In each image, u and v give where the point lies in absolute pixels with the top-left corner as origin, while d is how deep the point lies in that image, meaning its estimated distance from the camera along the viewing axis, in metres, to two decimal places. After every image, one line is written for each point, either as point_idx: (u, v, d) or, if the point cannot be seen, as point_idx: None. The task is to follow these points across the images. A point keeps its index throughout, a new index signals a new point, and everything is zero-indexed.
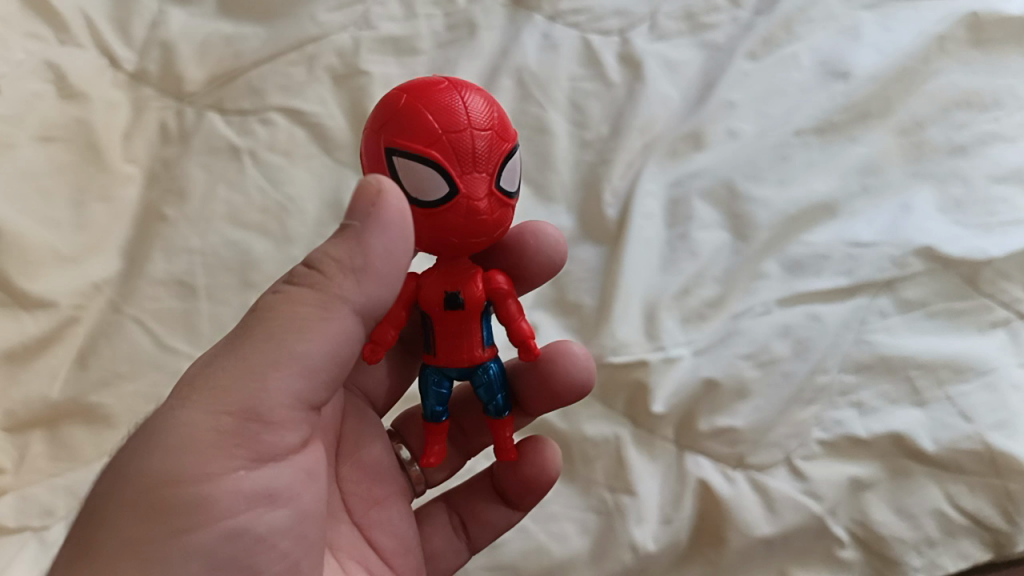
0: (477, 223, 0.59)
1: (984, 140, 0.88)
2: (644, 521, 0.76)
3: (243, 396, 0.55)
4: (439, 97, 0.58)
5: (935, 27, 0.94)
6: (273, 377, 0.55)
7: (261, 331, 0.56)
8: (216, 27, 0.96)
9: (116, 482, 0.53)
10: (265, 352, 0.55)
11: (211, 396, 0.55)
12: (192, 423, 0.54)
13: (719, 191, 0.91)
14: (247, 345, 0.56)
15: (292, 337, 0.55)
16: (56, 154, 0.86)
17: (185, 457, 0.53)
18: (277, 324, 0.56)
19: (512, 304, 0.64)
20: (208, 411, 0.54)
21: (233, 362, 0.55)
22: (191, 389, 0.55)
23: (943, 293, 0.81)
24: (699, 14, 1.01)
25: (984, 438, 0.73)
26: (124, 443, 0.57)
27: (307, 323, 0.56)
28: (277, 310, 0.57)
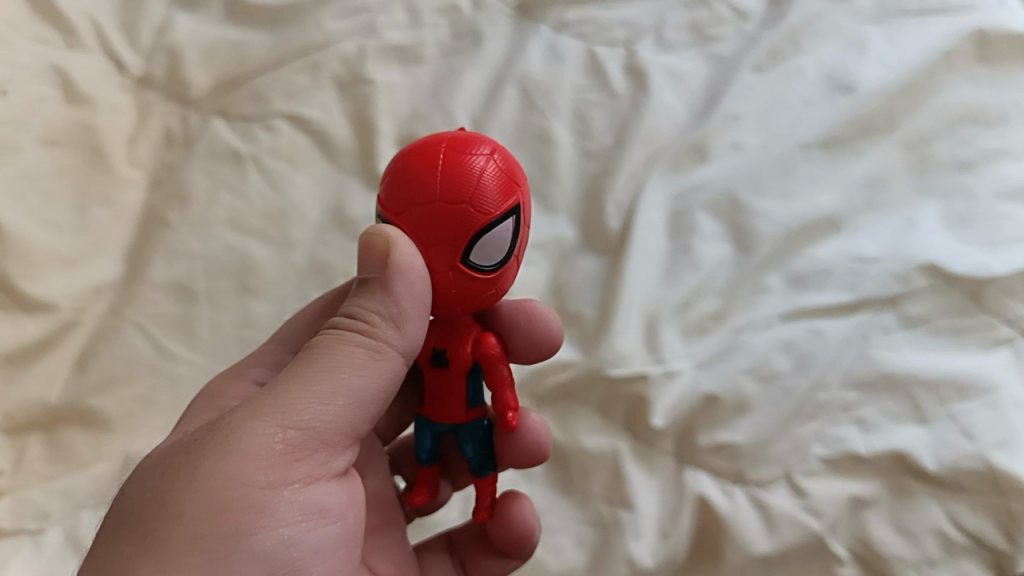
0: (442, 293, 0.58)
1: (990, 156, 0.87)
2: (641, 535, 0.75)
3: (308, 421, 0.57)
4: (423, 164, 0.57)
5: (941, 42, 0.93)
6: (333, 407, 0.57)
7: (320, 359, 0.58)
8: (222, 32, 0.96)
9: (179, 484, 0.54)
10: (326, 381, 0.57)
11: (278, 414, 0.56)
12: (259, 437, 0.56)
13: (722, 204, 0.91)
14: (306, 371, 0.58)
15: (348, 370, 0.58)
16: (60, 157, 0.86)
17: (250, 472, 0.55)
18: (334, 355, 0.58)
19: (502, 370, 0.63)
20: (274, 427, 0.56)
21: (297, 386, 0.57)
22: (252, 406, 0.57)
23: (946, 310, 0.80)
24: (704, 27, 1.01)
25: (986, 458, 0.72)
26: (177, 448, 0.57)
27: (363, 357, 0.58)
28: (332, 344, 0.59)
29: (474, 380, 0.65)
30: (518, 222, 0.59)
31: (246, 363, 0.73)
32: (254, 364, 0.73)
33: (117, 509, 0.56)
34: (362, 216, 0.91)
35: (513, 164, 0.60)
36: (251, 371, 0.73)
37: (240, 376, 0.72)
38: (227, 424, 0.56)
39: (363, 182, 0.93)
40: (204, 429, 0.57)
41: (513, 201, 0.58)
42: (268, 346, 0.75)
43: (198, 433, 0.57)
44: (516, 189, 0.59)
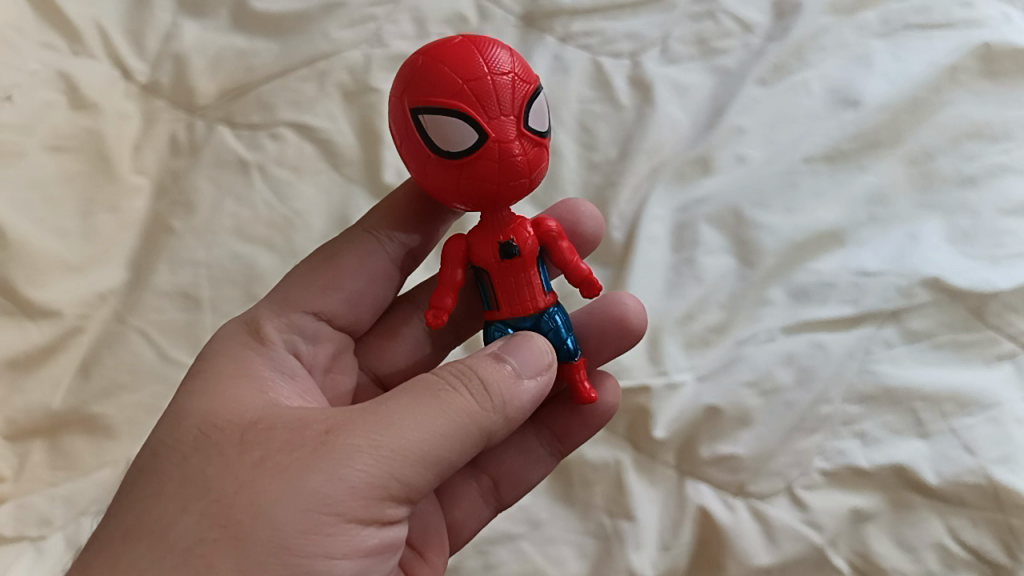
0: (505, 167, 0.60)
1: (994, 171, 0.87)
2: (642, 547, 0.76)
3: (406, 473, 0.55)
4: (457, 51, 0.59)
5: (946, 58, 0.94)
6: (430, 463, 0.56)
7: (436, 406, 0.56)
8: (229, 40, 0.96)
9: (267, 489, 0.53)
10: (430, 430, 0.55)
11: (382, 459, 0.54)
12: (359, 479, 0.54)
13: (725, 217, 0.91)
14: (420, 414, 0.56)
15: (453, 426, 0.56)
16: (66, 164, 0.87)
17: (338, 508, 0.54)
18: (444, 407, 0.56)
19: (565, 244, 0.66)
20: (376, 473, 0.54)
21: (405, 430, 0.55)
22: (356, 432, 0.55)
23: (948, 325, 0.80)
24: (710, 40, 1.01)
25: (987, 472, 0.72)
26: (268, 441, 0.56)
27: (474, 414, 0.57)
28: (444, 391, 0.57)
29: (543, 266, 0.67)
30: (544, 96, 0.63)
31: (258, 324, 0.71)
32: (272, 331, 0.71)
33: (195, 481, 0.56)
34: None
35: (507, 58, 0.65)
36: (265, 330, 0.70)
37: (258, 346, 0.69)
38: (330, 451, 0.54)
39: (368, 191, 0.93)
40: (307, 434, 0.56)
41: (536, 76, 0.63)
42: (274, 306, 0.73)
43: (296, 434, 0.56)
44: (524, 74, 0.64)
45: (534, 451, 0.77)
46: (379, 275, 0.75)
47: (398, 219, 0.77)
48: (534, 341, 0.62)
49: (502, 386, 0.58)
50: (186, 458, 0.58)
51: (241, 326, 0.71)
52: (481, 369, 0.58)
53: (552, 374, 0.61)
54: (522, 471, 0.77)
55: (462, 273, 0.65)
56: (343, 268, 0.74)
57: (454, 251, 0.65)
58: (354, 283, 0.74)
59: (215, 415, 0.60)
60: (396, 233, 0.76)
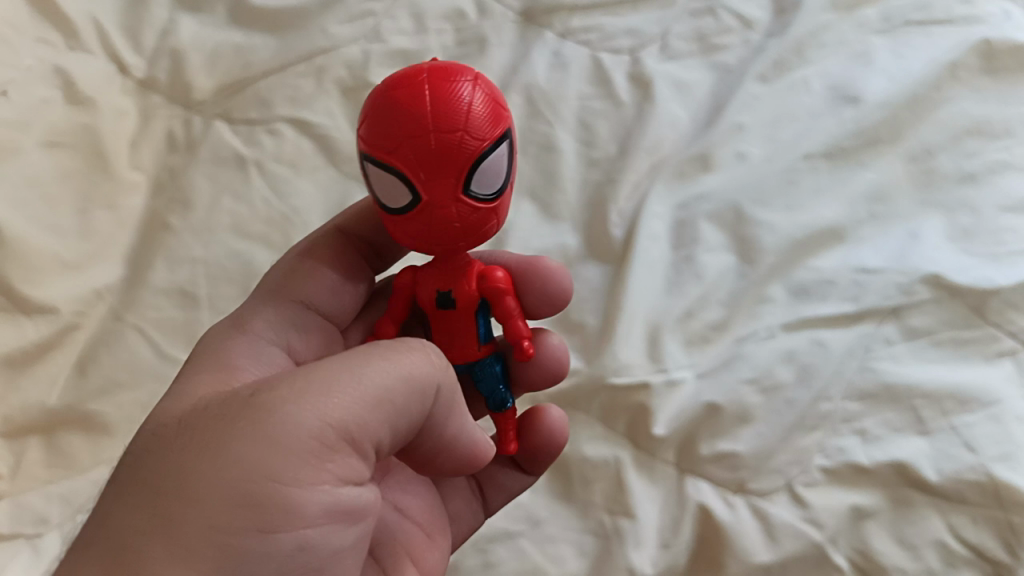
0: (444, 223, 0.58)
1: (995, 168, 0.87)
2: (642, 545, 0.75)
3: (343, 416, 0.54)
4: (409, 95, 0.56)
5: (946, 55, 0.93)
6: (366, 408, 0.55)
7: (367, 360, 0.57)
8: (227, 36, 0.96)
9: (203, 459, 0.52)
10: (356, 385, 0.55)
11: (313, 404, 0.54)
12: (291, 428, 0.53)
13: (725, 214, 0.91)
14: (347, 365, 0.56)
15: (390, 374, 0.57)
16: (62, 160, 0.86)
17: (275, 466, 0.52)
18: (368, 365, 0.57)
19: (508, 302, 0.66)
20: (307, 417, 0.53)
21: (329, 384, 0.55)
22: (280, 389, 0.54)
23: (949, 322, 0.80)
24: (710, 37, 1.01)
25: (988, 470, 0.71)
26: (200, 420, 0.56)
27: (406, 362, 0.58)
28: (364, 354, 0.58)
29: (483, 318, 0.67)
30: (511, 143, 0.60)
31: (245, 317, 0.71)
32: (256, 320, 0.70)
33: (134, 471, 0.54)
34: None
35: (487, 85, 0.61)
36: (253, 324, 0.70)
37: (244, 332, 0.69)
38: (257, 408, 0.54)
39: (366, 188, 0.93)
40: (234, 400, 0.56)
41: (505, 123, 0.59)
42: (263, 299, 0.72)
43: (224, 406, 0.55)
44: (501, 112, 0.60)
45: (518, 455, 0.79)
46: (361, 271, 0.75)
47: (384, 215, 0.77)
48: (466, 316, 0.64)
49: (448, 345, 0.60)
50: (129, 456, 0.57)
51: (227, 320, 0.71)
52: (399, 344, 0.59)
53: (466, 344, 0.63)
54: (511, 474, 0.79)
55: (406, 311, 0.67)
56: (326, 260, 0.74)
57: (403, 287, 0.67)
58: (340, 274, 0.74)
59: (162, 413, 0.60)
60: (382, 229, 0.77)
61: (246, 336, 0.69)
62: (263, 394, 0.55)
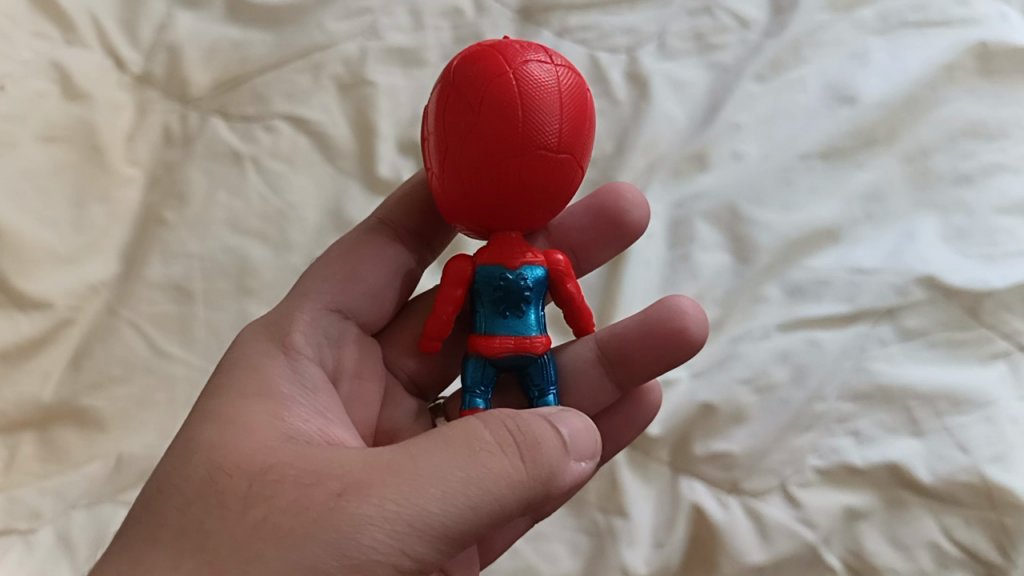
0: (442, 172, 0.63)
1: (990, 170, 0.87)
2: (636, 544, 0.75)
3: (419, 550, 0.51)
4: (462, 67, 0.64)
5: (942, 56, 0.93)
6: (443, 540, 0.52)
7: (468, 476, 0.52)
8: (224, 31, 0.96)
9: (269, 553, 0.50)
10: (454, 504, 0.51)
11: (396, 531, 0.50)
12: (365, 551, 0.50)
13: (722, 213, 0.91)
14: (445, 480, 0.52)
15: (483, 496, 0.52)
16: (58, 154, 0.86)
17: None
18: (483, 477, 0.52)
19: (505, 339, 0.64)
20: (386, 544, 0.50)
21: (427, 498, 0.51)
22: (370, 498, 0.51)
23: (943, 323, 0.80)
24: (707, 36, 1.01)
25: (981, 471, 0.71)
26: (274, 497, 0.52)
27: (506, 484, 0.53)
28: (486, 461, 0.53)
29: (539, 308, 0.65)
30: (542, 143, 0.60)
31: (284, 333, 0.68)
32: (302, 342, 0.67)
33: (194, 533, 0.52)
34: (359, 218, 0.91)
35: (583, 95, 0.63)
36: (294, 341, 0.67)
37: (286, 353, 0.66)
38: (339, 520, 0.50)
39: (363, 185, 0.93)
40: (317, 495, 0.52)
41: (541, 123, 0.60)
42: (296, 302, 0.71)
43: (305, 496, 0.52)
44: (575, 124, 0.62)
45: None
46: (394, 266, 0.75)
47: (399, 205, 0.78)
48: (582, 419, 0.59)
49: (552, 459, 0.54)
50: (186, 505, 0.54)
51: (263, 334, 0.68)
52: (531, 435, 0.55)
53: (594, 463, 0.58)
54: None
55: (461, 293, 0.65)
56: (358, 260, 0.74)
57: (457, 273, 0.65)
58: (388, 281, 0.75)
59: (221, 455, 0.56)
60: (405, 219, 0.78)
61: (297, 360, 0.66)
62: (349, 503, 0.51)
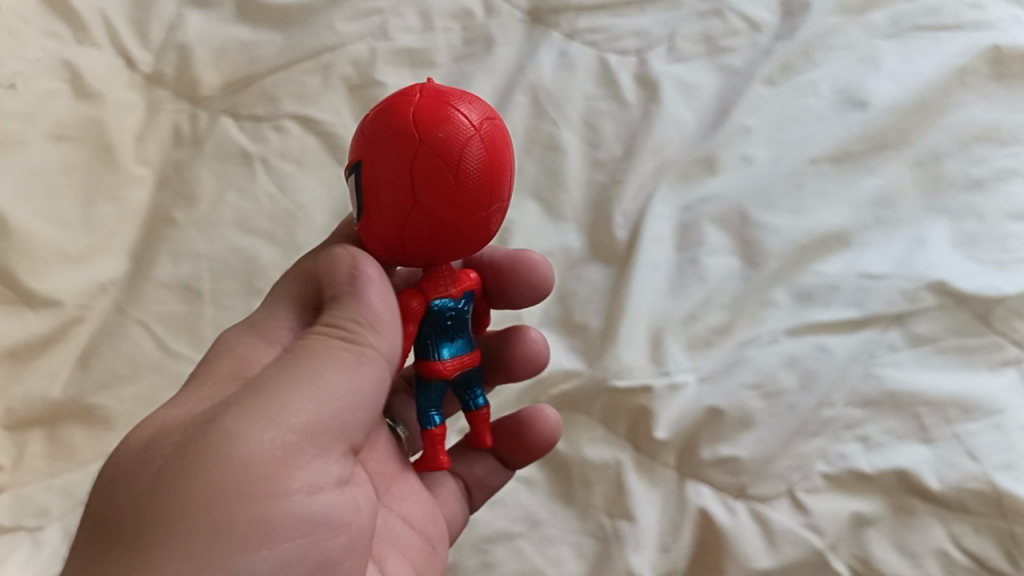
0: (375, 212, 0.58)
1: (1001, 175, 0.86)
2: (641, 549, 0.75)
3: (298, 425, 0.57)
4: (394, 102, 0.58)
5: (954, 60, 0.93)
6: (328, 421, 0.59)
7: (305, 363, 0.60)
8: (234, 32, 0.96)
9: (177, 473, 0.54)
10: (327, 379, 0.59)
11: (258, 425, 0.56)
12: (236, 456, 0.54)
13: (730, 217, 0.90)
14: (291, 368, 0.59)
15: (344, 373, 0.60)
16: (68, 153, 0.86)
17: (230, 492, 0.53)
18: (315, 357, 0.60)
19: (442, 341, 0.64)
20: (257, 437, 0.55)
21: (279, 398, 0.57)
22: (228, 419, 0.56)
23: (954, 329, 0.80)
24: (717, 38, 1.00)
25: (991, 479, 0.71)
26: (177, 434, 0.57)
27: (340, 359, 0.60)
28: (314, 347, 0.61)
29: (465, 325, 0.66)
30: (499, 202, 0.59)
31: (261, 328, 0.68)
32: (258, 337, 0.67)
33: (99, 508, 0.55)
34: None
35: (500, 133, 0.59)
36: (267, 333, 0.68)
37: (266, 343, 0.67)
38: (200, 448, 0.54)
39: None
40: (183, 434, 0.56)
41: (478, 158, 0.57)
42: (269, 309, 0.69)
43: (175, 438, 0.56)
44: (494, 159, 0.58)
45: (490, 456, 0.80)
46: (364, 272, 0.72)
47: None
48: (371, 264, 0.64)
49: (370, 310, 0.61)
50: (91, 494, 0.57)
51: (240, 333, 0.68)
52: (365, 302, 0.62)
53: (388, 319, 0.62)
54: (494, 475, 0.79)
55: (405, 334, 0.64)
56: None
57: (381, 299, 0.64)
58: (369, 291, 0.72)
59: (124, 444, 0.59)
60: None
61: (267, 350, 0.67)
62: (202, 437, 0.55)
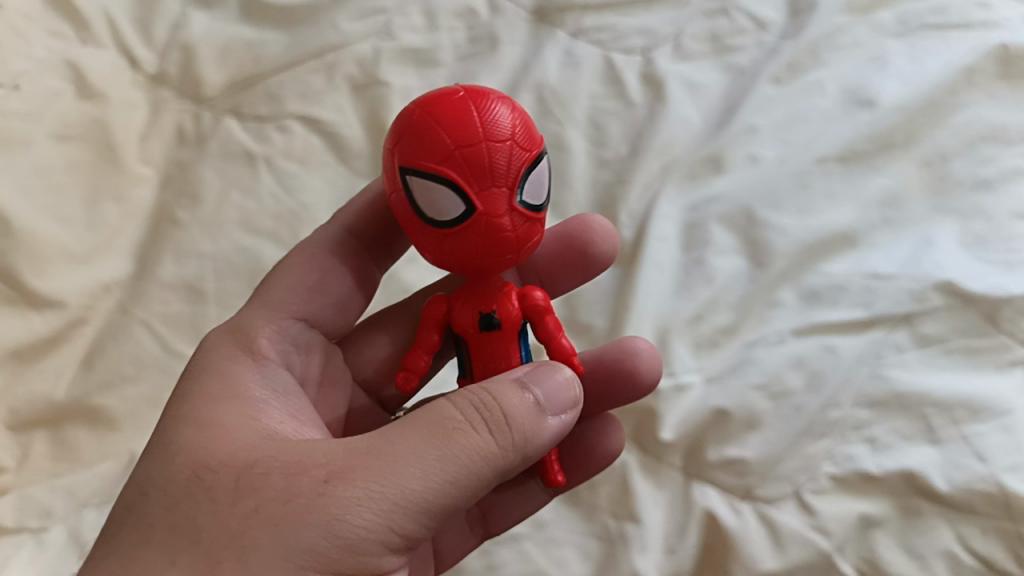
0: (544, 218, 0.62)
1: (1010, 175, 0.86)
2: (646, 550, 0.75)
3: (406, 527, 0.53)
4: (479, 103, 0.57)
5: (963, 59, 0.92)
6: (427, 515, 0.53)
7: (476, 453, 0.54)
8: (238, 31, 0.96)
9: (255, 544, 0.51)
10: (435, 479, 0.53)
11: (375, 516, 0.52)
12: (343, 538, 0.51)
13: (737, 217, 0.90)
14: (449, 451, 0.54)
15: (468, 481, 0.54)
16: (72, 152, 0.86)
17: (327, 566, 0.51)
18: (467, 445, 0.54)
19: (551, 320, 0.64)
20: (368, 527, 0.52)
21: (404, 485, 0.52)
22: (356, 483, 0.52)
23: (961, 330, 0.79)
24: (723, 37, 1.00)
25: (998, 480, 0.70)
26: (261, 488, 0.53)
27: (481, 450, 0.54)
28: (473, 436, 0.54)
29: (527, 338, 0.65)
30: None
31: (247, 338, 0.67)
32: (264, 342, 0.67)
33: (185, 530, 0.52)
34: None
35: None
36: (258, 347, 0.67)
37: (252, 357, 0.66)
38: (311, 511, 0.51)
39: None
40: (306, 480, 0.52)
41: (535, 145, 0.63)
42: (259, 308, 0.70)
43: (293, 480, 0.53)
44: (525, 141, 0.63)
45: (533, 491, 0.76)
46: (353, 275, 0.75)
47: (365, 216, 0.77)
48: (560, 371, 0.60)
49: (523, 420, 0.56)
50: (174, 502, 0.54)
51: (229, 337, 0.68)
52: (506, 403, 0.56)
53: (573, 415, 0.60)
54: (514, 508, 0.76)
55: (498, 334, 0.63)
56: (324, 269, 0.73)
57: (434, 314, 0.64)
58: (351, 292, 0.75)
59: (204, 453, 0.56)
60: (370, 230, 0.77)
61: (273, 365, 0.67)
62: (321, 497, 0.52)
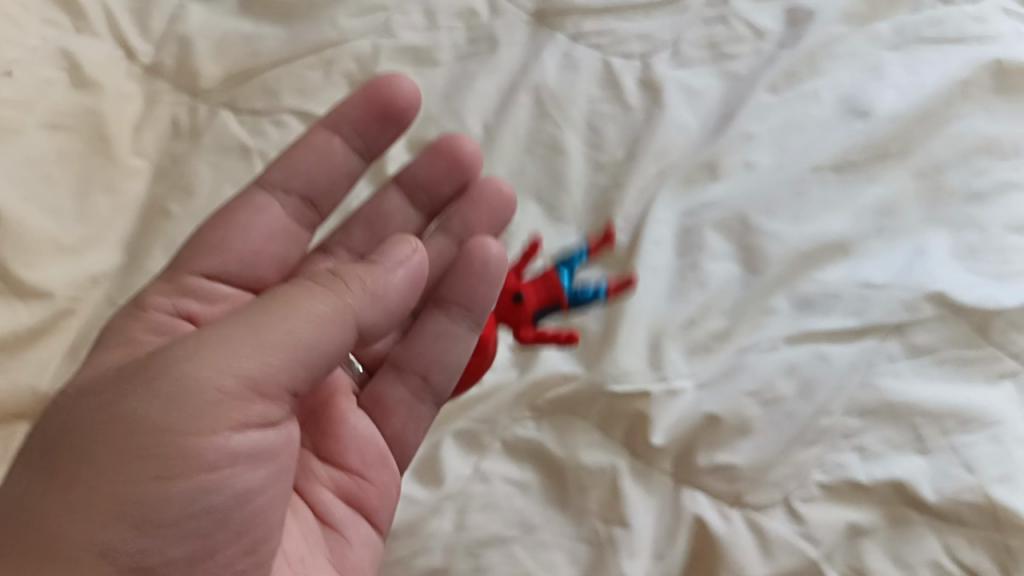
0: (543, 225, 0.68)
1: (1002, 188, 0.87)
2: (636, 555, 0.74)
3: (248, 375, 0.56)
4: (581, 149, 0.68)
5: (957, 72, 0.93)
6: (284, 360, 0.57)
7: (277, 306, 0.58)
8: (236, 26, 0.95)
9: (99, 421, 0.56)
10: (286, 334, 0.57)
11: (218, 362, 0.56)
12: (188, 384, 0.55)
13: (732, 224, 0.90)
14: (260, 317, 0.58)
15: (316, 321, 0.57)
16: (63, 142, 0.85)
17: (175, 418, 0.55)
18: (295, 306, 0.58)
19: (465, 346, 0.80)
20: (212, 376, 0.56)
21: (240, 350, 0.56)
22: (189, 345, 0.57)
23: (952, 341, 0.79)
24: (722, 44, 1.00)
25: (986, 491, 0.71)
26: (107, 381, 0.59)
27: (319, 308, 0.58)
28: (300, 293, 0.58)
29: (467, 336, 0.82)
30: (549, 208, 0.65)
31: (143, 297, 0.72)
32: (161, 298, 0.72)
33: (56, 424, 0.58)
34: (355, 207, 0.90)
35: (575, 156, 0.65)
36: (151, 303, 0.72)
37: (138, 312, 0.71)
38: (151, 375, 0.56)
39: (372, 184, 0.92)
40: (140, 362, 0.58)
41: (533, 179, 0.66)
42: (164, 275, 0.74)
43: (131, 367, 0.58)
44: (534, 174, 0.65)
45: (456, 333, 0.75)
46: (267, 228, 0.77)
47: (288, 166, 0.78)
48: (404, 240, 0.63)
49: (360, 274, 0.60)
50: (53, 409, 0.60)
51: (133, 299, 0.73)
52: (347, 271, 0.60)
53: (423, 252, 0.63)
54: (449, 354, 0.75)
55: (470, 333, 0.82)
56: (230, 223, 0.76)
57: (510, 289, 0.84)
58: (266, 249, 0.77)
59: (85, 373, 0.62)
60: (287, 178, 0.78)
61: (159, 312, 0.71)
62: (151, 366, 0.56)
